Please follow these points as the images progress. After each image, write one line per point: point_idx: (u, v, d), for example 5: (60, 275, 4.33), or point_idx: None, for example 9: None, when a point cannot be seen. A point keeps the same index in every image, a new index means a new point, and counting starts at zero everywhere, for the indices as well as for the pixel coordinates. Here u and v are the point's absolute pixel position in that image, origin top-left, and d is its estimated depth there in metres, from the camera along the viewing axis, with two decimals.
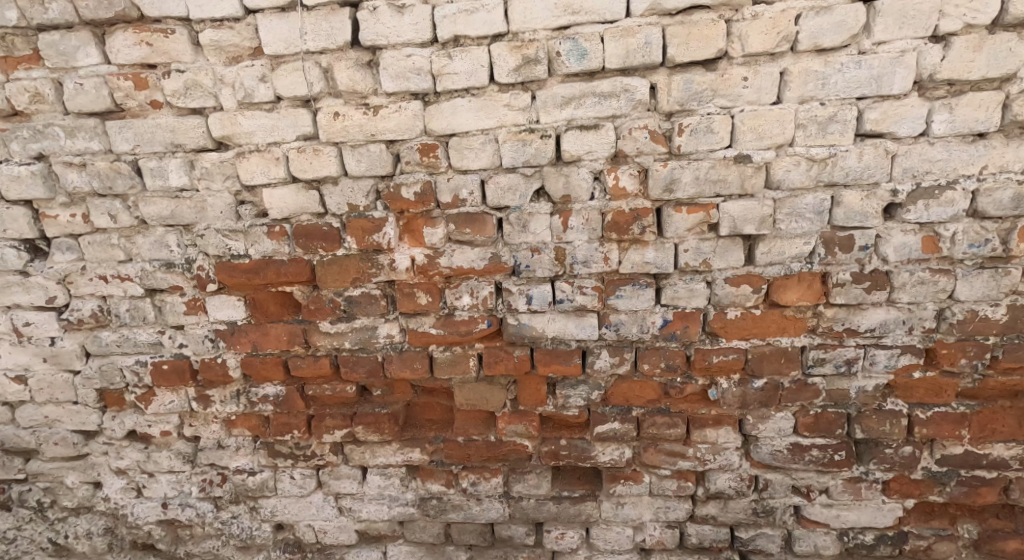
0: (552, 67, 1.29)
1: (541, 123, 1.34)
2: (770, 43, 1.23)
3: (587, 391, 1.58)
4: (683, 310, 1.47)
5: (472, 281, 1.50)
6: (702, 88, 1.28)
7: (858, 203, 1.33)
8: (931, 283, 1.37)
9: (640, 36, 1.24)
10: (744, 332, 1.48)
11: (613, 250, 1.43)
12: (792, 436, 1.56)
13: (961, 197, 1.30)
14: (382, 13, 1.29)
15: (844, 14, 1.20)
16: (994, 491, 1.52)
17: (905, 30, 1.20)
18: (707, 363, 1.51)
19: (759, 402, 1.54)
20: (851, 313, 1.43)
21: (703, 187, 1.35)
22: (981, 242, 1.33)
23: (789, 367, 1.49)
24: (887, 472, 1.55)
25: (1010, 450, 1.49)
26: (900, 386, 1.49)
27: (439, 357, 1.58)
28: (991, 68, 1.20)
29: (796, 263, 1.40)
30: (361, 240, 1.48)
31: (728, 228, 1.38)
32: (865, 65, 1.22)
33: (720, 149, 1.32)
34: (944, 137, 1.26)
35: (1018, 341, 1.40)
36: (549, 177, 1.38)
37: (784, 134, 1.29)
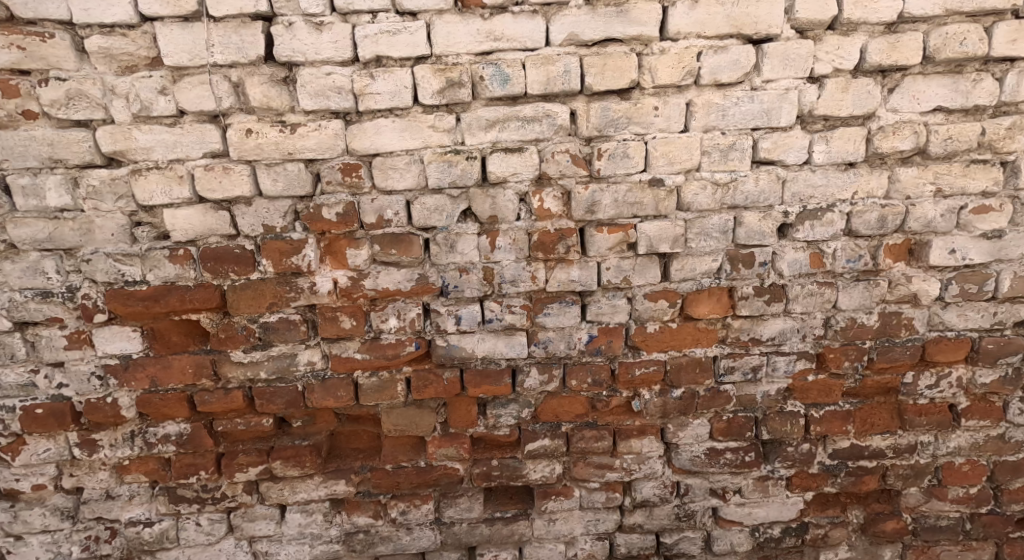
0: (476, 91, 1.31)
1: (466, 145, 1.35)
2: (677, 76, 1.33)
3: (517, 409, 1.59)
4: (607, 326, 1.54)
5: (398, 303, 1.47)
6: (618, 116, 1.35)
7: (756, 223, 1.47)
8: (818, 295, 1.54)
9: (560, 64, 1.29)
10: (663, 344, 1.57)
11: (540, 269, 1.46)
12: (708, 442, 1.67)
13: (838, 218, 1.47)
14: (298, 28, 1.24)
15: (737, 53, 1.32)
16: (875, 478, 1.71)
17: (788, 70, 1.34)
18: (630, 375, 1.58)
19: (678, 410, 1.63)
20: (754, 324, 1.56)
21: (622, 208, 1.42)
22: (856, 257, 1.51)
23: (703, 376, 1.60)
24: (790, 468, 1.69)
25: (887, 441, 1.68)
26: (798, 389, 1.64)
27: (365, 383, 1.52)
28: (857, 107, 1.38)
29: (705, 279, 1.51)
30: (278, 263, 1.40)
31: (646, 247, 1.46)
32: (757, 100, 1.36)
33: (636, 173, 1.40)
34: (823, 165, 1.43)
35: (890, 343, 1.59)
36: (476, 198, 1.39)
37: (692, 160, 1.40)
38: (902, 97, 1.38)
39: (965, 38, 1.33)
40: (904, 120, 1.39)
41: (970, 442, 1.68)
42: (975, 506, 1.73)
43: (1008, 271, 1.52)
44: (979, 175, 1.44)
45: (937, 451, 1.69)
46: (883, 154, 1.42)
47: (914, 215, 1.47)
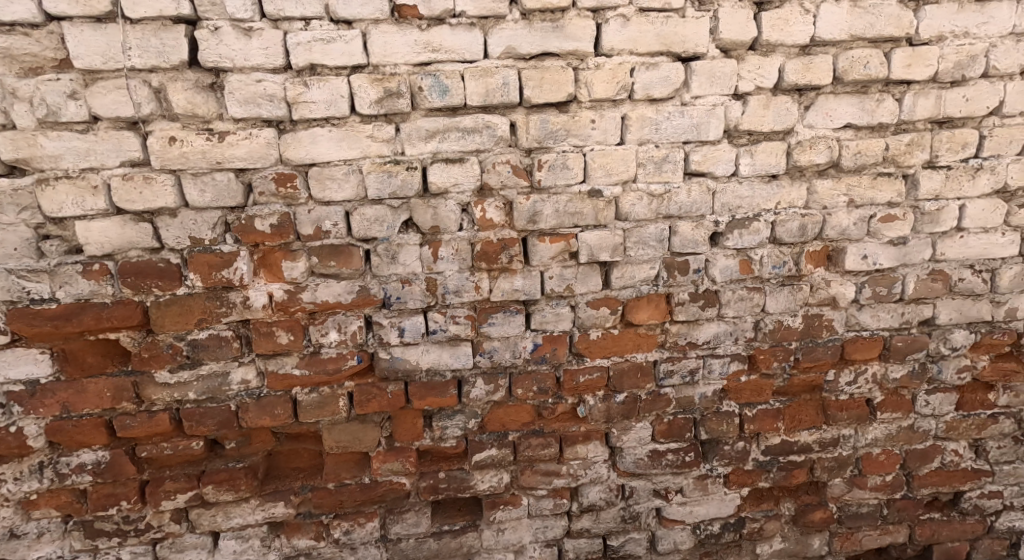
0: (415, 101, 1.31)
1: (406, 155, 1.34)
2: (612, 91, 1.37)
3: (464, 420, 1.58)
4: (552, 334, 1.56)
5: (338, 316, 1.43)
6: (557, 128, 1.38)
7: (690, 232, 1.53)
8: (748, 299, 1.62)
9: (498, 77, 1.31)
10: (605, 351, 1.60)
11: (483, 279, 1.47)
12: (650, 444, 1.71)
13: (764, 227, 1.56)
14: (225, 33, 1.20)
15: (668, 70, 1.38)
16: (804, 471, 1.81)
17: (714, 87, 1.42)
18: (574, 382, 1.61)
19: (621, 415, 1.67)
20: (690, 328, 1.63)
21: (563, 218, 1.45)
22: (781, 263, 1.60)
23: (644, 380, 1.65)
24: (727, 466, 1.77)
25: (813, 435, 1.79)
26: (732, 390, 1.71)
27: (304, 399, 1.47)
28: (777, 123, 1.47)
29: (644, 286, 1.57)
30: (207, 277, 1.34)
31: (587, 256, 1.49)
32: (687, 114, 1.43)
33: (575, 184, 1.43)
34: (748, 177, 1.51)
35: (814, 343, 1.69)
36: (417, 208, 1.38)
37: (628, 171, 1.45)
38: (816, 114, 1.49)
39: (868, 61, 1.45)
40: (819, 135, 1.50)
41: (885, 433, 1.81)
42: (891, 492, 1.87)
43: (913, 275, 1.66)
44: (884, 187, 1.57)
45: (857, 443, 1.82)
46: (801, 167, 1.52)
47: (830, 223, 1.59)
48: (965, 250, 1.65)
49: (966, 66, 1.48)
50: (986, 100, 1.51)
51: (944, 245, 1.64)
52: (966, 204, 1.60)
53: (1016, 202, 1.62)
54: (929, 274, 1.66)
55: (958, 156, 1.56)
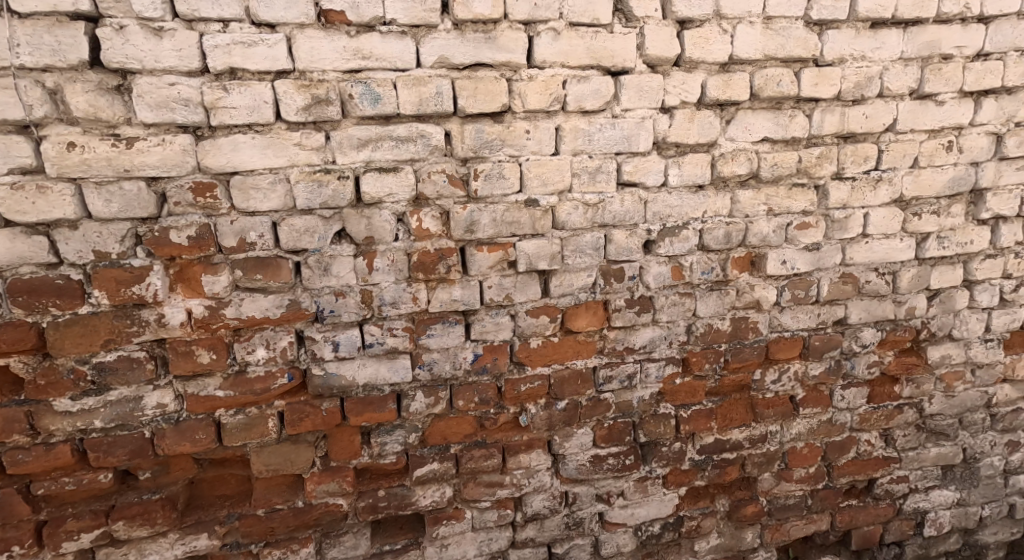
0: (345, 109, 1.27)
1: (337, 164, 1.30)
2: (545, 102, 1.39)
3: (404, 434, 1.54)
4: (492, 343, 1.55)
5: (266, 332, 1.36)
6: (492, 138, 1.38)
7: (624, 240, 1.58)
8: (680, 304, 1.69)
9: (431, 86, 1.30)
10: (546, 359, 1.61)
11: (421, 290, 1.44)
12: (592, 449, 1.74)
13: (693, 235, 1.63)
14: (132, 33, 1.12)
15: (598, 84, 1.42)
16: (736, 468, 1.89)
17: (643, 101, 1.47)
18: (516, 391, 1.60)
19: (563, 422, 1.68)
20: (627, 333, 1.67)
21: (500, 228, 1.45)
22: (709, 269, 1.68)
23: (584, 386, 1.67)
24: (665, 467, 1.82)
25: (744, 433, 1.87)
26: (668, 392, 1.77)
27: (229, 422, 1.38)
28: (702, 136, 1.54)
29: (582, 293, 1.59)
30: (115, 294, 1.23)
31: (525, 264, 1.50)
32: (618, 126, 1.47)
33: (512, 193, 1.44)
34: (677, 187, 1.58)
35: (741, 345, 1.78)
36: (350, 218, 1.34)
37: (563, 181, 1.47)
38: (736, 128, 1.57)
39: (781, 80, 1.55)
40: (740, 148, 1.59)
41: (808, 427, 1.93)
42: (814, 483, 1.99)
43: (827, 278, 1.79)
44: (799, 197, 1.68)
45: (783, 438, 1.92)
46: (725, 178, 1.61)
47: (752, 231, 1.68)
48: (870, 254, 1.79)
49: (864, 86, 1.62)
50: (882, 117, 1.66)
51: (853, 250, 1.77)
52: (869, 212, 1.74)
53: (912, 210, 1.78)
54: (841, 277, 1.79)
55: (861, 168, 1.70)
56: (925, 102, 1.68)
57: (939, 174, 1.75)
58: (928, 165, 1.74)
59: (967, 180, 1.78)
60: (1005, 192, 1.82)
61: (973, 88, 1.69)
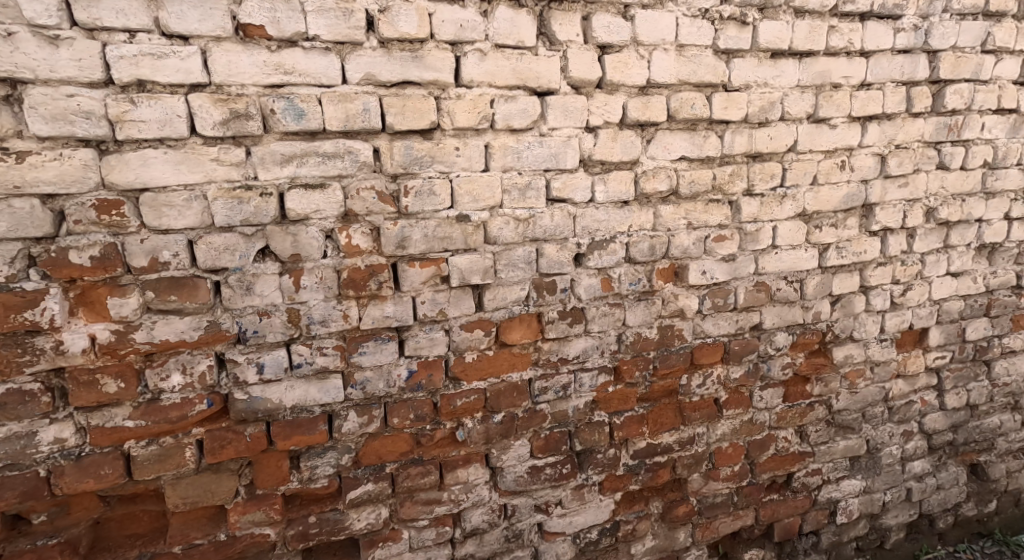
0: (267, 124, 1.24)
1: (259, 180, 1.26)
2: (474, 120, 1.42)
3: (336, 457, 1.50)
4: (427, 359, 1.54)
5: (183, 356, 1.29)
6: (422, 154, 1.39)
7: (555, 254, 1.62)
8: (610, 315, 1.75)
9: (358, 102, 1.29)
10: (481, 372, 1.62)
11: (352, 308, 1.42)
12: (530, 460, 1.76)
13: (620, 248, 1.70)
14: (23, 40, 1.04)
15: (525, 103, 1.47)
16: (667, 470, 1.97)
17: (569, 120, 1.53)
18: (452, 406, 1.60)
19: (500, 435, 1.69)
20: (561, 345, 1.71)
21: (432, 243, 1.46)
22: (636, 280, 1.75)
23: (520, 398, 1.69)
24: (601, 473, 1.87)
25: (673, 436, 1.96)
26: (602, 400, 1.82)
27: (140, 454, 1.29)
28: (624, 154, 1.62)
29: (516, 306, 1.62)
30: (2, 321, 1.13)
31: (458, 279, 1.51)
32: (546, 144, 1.52)
33: (443, 209, 1.45)
34: (604, 203, 1.64)
35: (669, 351, 1.87)
36: (274, 235, 1.30)
37: (494, 197, 1.50)
38: (656, 147, 1.66)
39: (694, 103, 1.66)
40: (660, 166, 1.68)
41: (731, 427, 2.05)
42: (739, 480, 2.11)
43: (742, 287, 1.91)
44: (715, 211, 1.80)
45: (710, 439, 2.02)
46: (647, 194, 1.69)
47: (674, 244, 1.77)
48: (779, 264, 1.94)
49: (768, 110, 1.76)
50: (785, 139, 1.81)
51: (764, 260, 1.91)
52: (777, 225, 1.89)
53: (814, 223, 1.95)
54: (755, 286, 1.93)
55: (768, 185, 1.84)
56: (820, 126, 1.85)
57: (835, 190, 1.93)
58: (826, 183, 1.91)
59: (859, 196, 1.97)
60: (891, 207, 2.03)
61: (860, 114, 1.89)
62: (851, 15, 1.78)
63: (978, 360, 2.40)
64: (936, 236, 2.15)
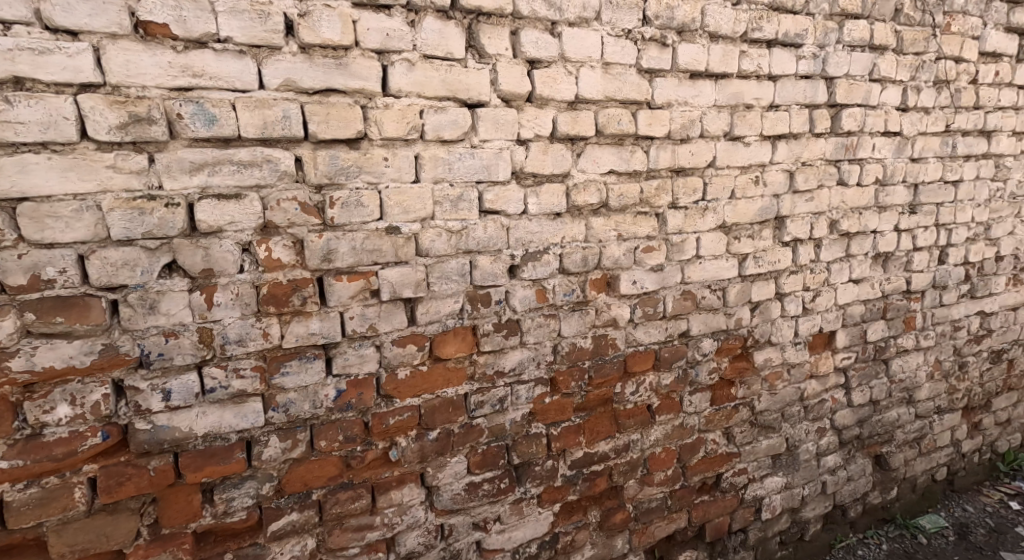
0: (173, 129, 1.15)
1: (164, 190, 1.17)
2: (402, 130, 1.39)
3: (256, 486, 1.39)
4: (356, 377, 1.47)
5: (71, 384, 1.16)
6: (348, 165, 1.34)
7: (488, 266, 1.61)
8: (545, 326, 1.76)
9: (277, 109, 1.23)
10: (415, 389, 1.57)
11: (272, 325, 1.33)
12: (467, 477, 1.72)
13: (553, 259, 1.72)
14: None
15: (455, 114, 1.46)
16: (604, 479, 2.00)
17: (500, 132, 1.53)
18: (384, 425, 1.54)
19: (435, 452, 1.64)
20: (497, 357, 1.69)
21: (361, 256, 1.40)
22: (570, 291, 1.78)
23: (456, 414, 1.66)
24: (539, 486, 1.86)
25: (609, 444, 1.99)
26: (539, 412, 1.82)
27: (18, 499, 1.15)
28: (555, 167, 1.65)
29: (450, 320, 1.59)
30: None
31: (388, 293, 1.46)
32: (477, 156, 1.51)
33: (372, 221, 1.40)
34: (536, 215, 1.66)
35: (603, 361, 1.90)
36: (182, 249, 1.21)
37: (425, 209, 1.47)
38: (586, 161, 1.70)
39: (620, 119, 1.72)
40: (590, 179, 1.72)
41: (663, 432, 2.11)
42: (672, 484, 2.17)
43: (670, 296, 1.99)
44: (643, 223, 1.86)
45: (644, 445, 2.07)
46: (579, 207, 1.73)
47: (605, 255, 1.82)
48: (703, 273, 2.03)
49: (688, 128, 1.85)
50: (705, 155, 1.91)
51: (690, 270, 2.00)
52: (700, 237, 1.99)
53: (733, 235, 2.06)
54: (682, 294, 2.01)
55: (691, 199, 1.93)
56: (735, 143, 1.97)
57: (751, 204, 2.06)
58: (743, 197, 2.04)
59: (772, 209, 2.11)
60: (799, 219, 2.19)
61: (770, 133, 2.03)
62: (759, 41, 1.92)
63: (878, 359, 2.62)
64: (839, 246, 2.34)
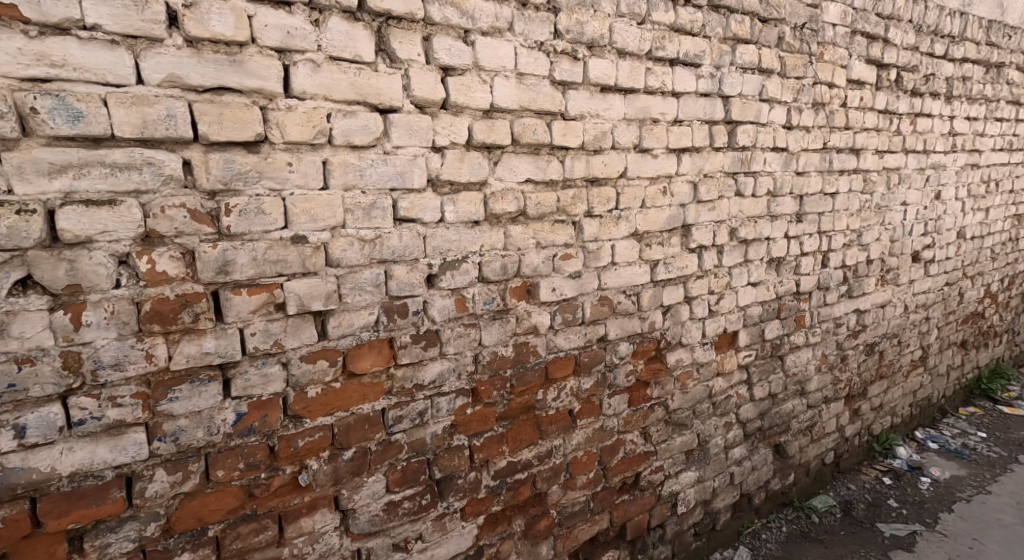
0: (27, 126, 1.01)
1: (16, 195, 1.02)
2: (308, 134, 1.31)
3: (138, 527, 1.25)
4: (260, 399, 1.36)
5: None
6: (246, 169, 1.25)
7: (405, 275, 1.56)
8: (465, 335, 1.73)
9: (159, 107, 1.12)
10: (327, 407, 1.49)
11: (158, 346, 1.20)
12: (385, 496, 1.64)
13: (472, 268, 1.70)
14: None
15: (366, 119, 1.41)
16: (527, 486, 2.00)
17: (414, 139, 1.50)
18: (292, 448, 1.44)
19: (350, 473, 1.56)
20: (415, 370, 1.64)
21: (263, 267, 1.31)
22: (490, 299, 1.76)
23: (373, 431, 1.58)
24: (462, 499, 1.82)
25: (532, 451, 1.99)
26: (461, 423, 1.78)
27: None
28: (472, 175, 1.64)
29: (365, 332, 1.52)
30: None
31: (295, 306, 1.37)
32: (390, 163, 1.47)
33: (275, 229, 1.31)
34: (454, 223, 1.63)
35: (524, 368, 1.91)
36: (41, 262, 1.06)
37: (335, 217, 1.40)
38: (503, 169, 1.71)
39: (535, 129, 1.74)
40: (507, 188, 1.73)
41: (584, 436, 2.15)
42: (594, 486, 2.22)
43: (588, 302, 2.04)
44: (560, 231, 1.89)
45: (566, 449, 2.10)
46: (497, 215, 1.72)
47: (525, 262, 1.82)
48: (618, 279, 2.11)
49: (600, 139, 1.92)
50: (617, 166, 1.99)
51: (606, 276, 2.06)
52: (615, 244, 2.06)
53: (645, 242, 2.16)
54: (599, 300, 2.07)
55: (605, 208, 2.00)
56: (644, 155, 2.07)
57: (659, 213, 2.17)
58: (653, 206, 2.14)
59: (679, 217, 2.23)
60: (704, 227, 2.34)
61: (676, 146, 2.15)
62: (663, 59, 2.03)
63: (774, 356, 2.85)
64: (738, 252, 2.53)
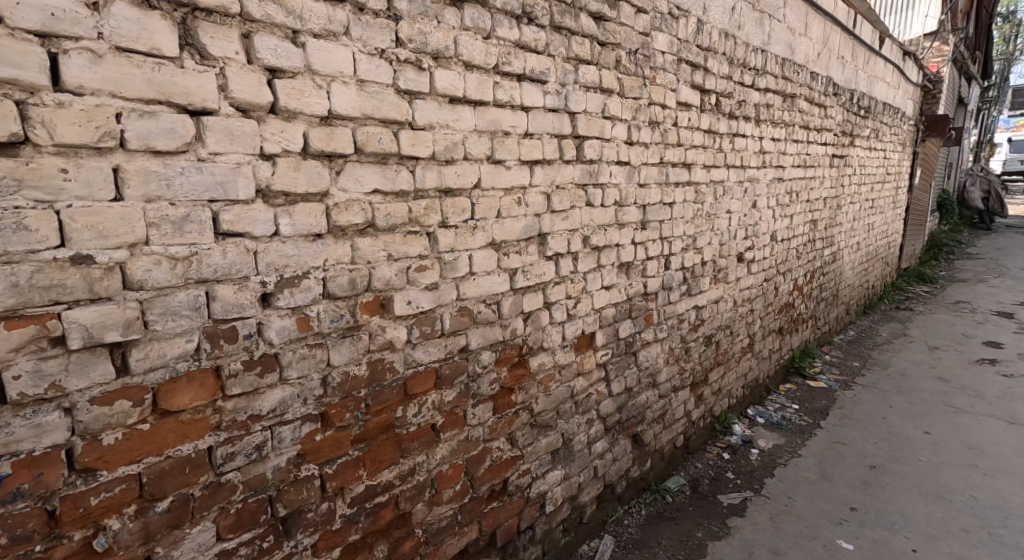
0: None
1: None
2: (88, 135, 1.12)
3: None
4: (29, 456, 1.13)
5: None
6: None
7: (232, 296, 1.40)
8: (310, 357, 1.60)
9: None
10: (132, 455, 1.28)
11: None
12: (216, 545, 1.46)
13: (315, 284, 1.58)
14: None
15: (171, 121, 1.23)
16: (388, 509, 1.91)
17: (235, 145, 1.35)
18: (81, 509, 1.21)
19: (168, 526, 1.36)
20: (251, 400, 1.48)
21: (29, 295, 1.09)
22: (337, 317, 1.65)
23: (196, 475, 1.39)
24: (312, 534, 1.68)
25: (393, 471, 1.91)
26: (310, 452, 1.65)
27: None
28: (310, 185, 1.52)
29: (181, 363, 1.33)
30: None
31: (79, 339, 1.16)
32: (206, 171, 1.30)
33: (45, 249, 1.10)
34: (291, 237, 1.50)
35: (381, 387, 1.82)
36: None
37: (134, 232, 1.21)
38: (346, 179, 1.61)
39: (381, 137, 1.68)
40: (352, 199, 1.64)
41: (448, 449, 2.11)
42: (461, 498, 2.19)
43: (447, 313, 2.01)
44: (414, 243, 1.84)
45: (430, 465, 2.04)
46: (342, 227, 1.62)
47: (376, 276, 1.74)
48: (477, 289, 2.11)
49: (452, 150, 1.91)
50: (470, 176, 1.99)
51: (464, 287, 2.05)
52: (472, 254, 2.06)
53: (502, 251, 2.19)
54: (458, 311, 2.05)
55: (460, 218, 1.99)
56: (497, 166, 2.10)
57: (515, 222, 2.22)
58: (508, 216, 2.18)
59: (534, 227, 2.31)
60: (558, 235, 2.44)
61: (527, 158, 2.22)
62: (510, 74, 2.09)
63: (628, 353, 3.08)
64: (591, 258, 2.68)
